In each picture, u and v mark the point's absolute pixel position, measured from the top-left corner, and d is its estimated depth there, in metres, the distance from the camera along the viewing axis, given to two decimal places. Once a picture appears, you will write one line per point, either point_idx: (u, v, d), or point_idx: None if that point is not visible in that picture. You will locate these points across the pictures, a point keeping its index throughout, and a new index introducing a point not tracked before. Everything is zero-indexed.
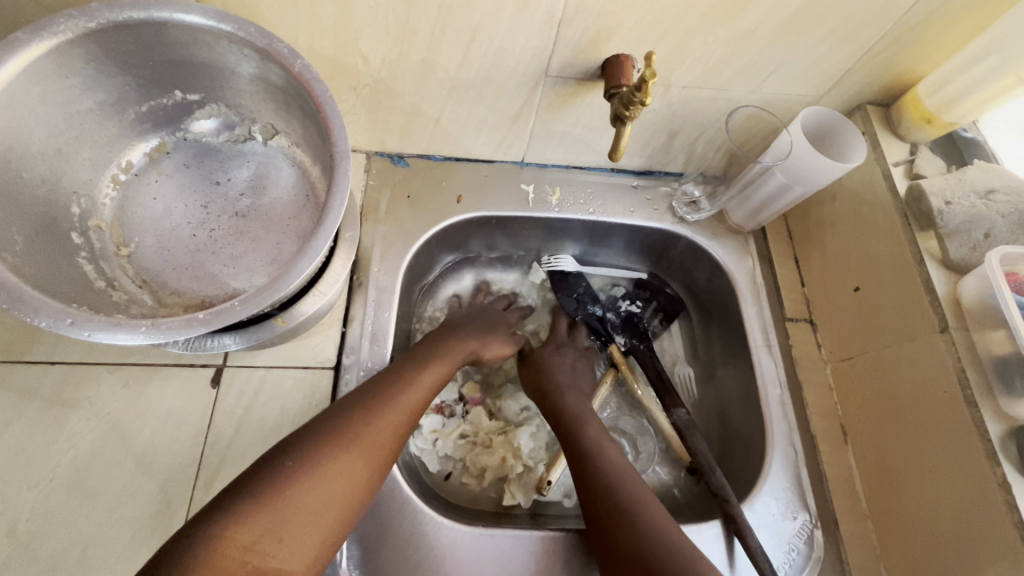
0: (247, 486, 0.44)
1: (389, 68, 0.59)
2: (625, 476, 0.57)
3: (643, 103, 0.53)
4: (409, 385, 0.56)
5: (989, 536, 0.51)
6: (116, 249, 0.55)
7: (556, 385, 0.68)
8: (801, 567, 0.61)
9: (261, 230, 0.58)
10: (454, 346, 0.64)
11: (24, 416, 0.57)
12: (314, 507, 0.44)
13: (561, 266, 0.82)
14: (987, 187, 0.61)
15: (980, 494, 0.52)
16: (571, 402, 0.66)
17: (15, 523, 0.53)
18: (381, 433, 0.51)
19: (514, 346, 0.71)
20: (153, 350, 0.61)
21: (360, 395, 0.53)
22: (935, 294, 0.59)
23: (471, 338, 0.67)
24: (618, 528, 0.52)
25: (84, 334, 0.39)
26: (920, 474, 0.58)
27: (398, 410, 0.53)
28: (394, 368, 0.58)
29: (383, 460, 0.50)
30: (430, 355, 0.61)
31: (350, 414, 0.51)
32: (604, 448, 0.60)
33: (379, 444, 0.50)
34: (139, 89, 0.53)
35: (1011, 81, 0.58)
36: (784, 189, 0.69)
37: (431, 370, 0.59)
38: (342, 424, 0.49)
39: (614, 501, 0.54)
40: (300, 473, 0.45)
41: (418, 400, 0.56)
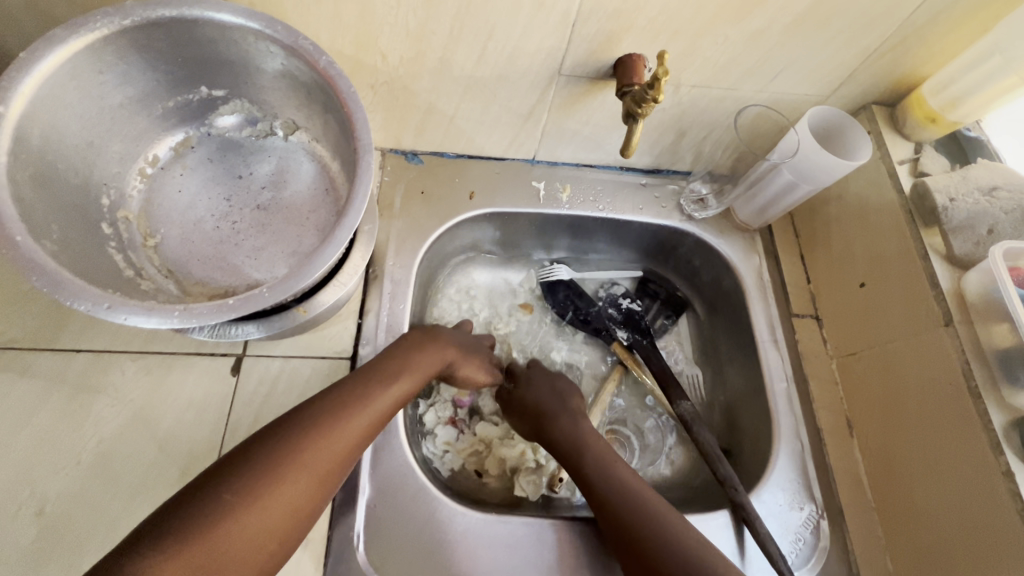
0: (181, 515, 0.42)
1: (407, 67, 0.61)
2: (642, 492, 0.57)
3: (654, 100, 0.55)
4: (360, 407, 0.53)
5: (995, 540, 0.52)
6: (144, 240, 0.57)
7: (541, 411, 0.66)
8: (807, 556, 0.63)
9: (282, 223, 0.60)
10: (421, 359, 0.61)
11: (51, 401, 0.58)
12: (242, 546, 0.43)
13: (555, 276, 0.83)
14: (991, 184, 0.63)
15: (992, 501, 0.53)
16: (566, 432, 0.63)
17: (44, 504, 0.55)
18: (327, 460, 0.49)
19: (491, 377, 0.69)
20: (175, 339, 0.63)
21: (305, 416, 0.50)
22: (938, 288, 0.60)
23: (442, 350, 0.64)
24: (642, 549, 0.53)
25: (121, 318, 0.41)
26: (929, 477, 0.59)
27: (349, 432, 0.51)
28: (354, 382, 0.55)
29: (322, 492, 0.49)
30: (395, 369, 0.58)
31: (294, 439, 0.48)
32: (615, 467, 0.59)
33: (320, 476, 0.48)
34: (167, 84, 0.55)
35: (1014, 80, 0.59)
36: (790, 186, 0.70)
37: (393, 389, 0.56)
38: (283, 453, 0.47)
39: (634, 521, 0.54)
40: (233, 510, 0.43)
41: (369, 423, 0.53)
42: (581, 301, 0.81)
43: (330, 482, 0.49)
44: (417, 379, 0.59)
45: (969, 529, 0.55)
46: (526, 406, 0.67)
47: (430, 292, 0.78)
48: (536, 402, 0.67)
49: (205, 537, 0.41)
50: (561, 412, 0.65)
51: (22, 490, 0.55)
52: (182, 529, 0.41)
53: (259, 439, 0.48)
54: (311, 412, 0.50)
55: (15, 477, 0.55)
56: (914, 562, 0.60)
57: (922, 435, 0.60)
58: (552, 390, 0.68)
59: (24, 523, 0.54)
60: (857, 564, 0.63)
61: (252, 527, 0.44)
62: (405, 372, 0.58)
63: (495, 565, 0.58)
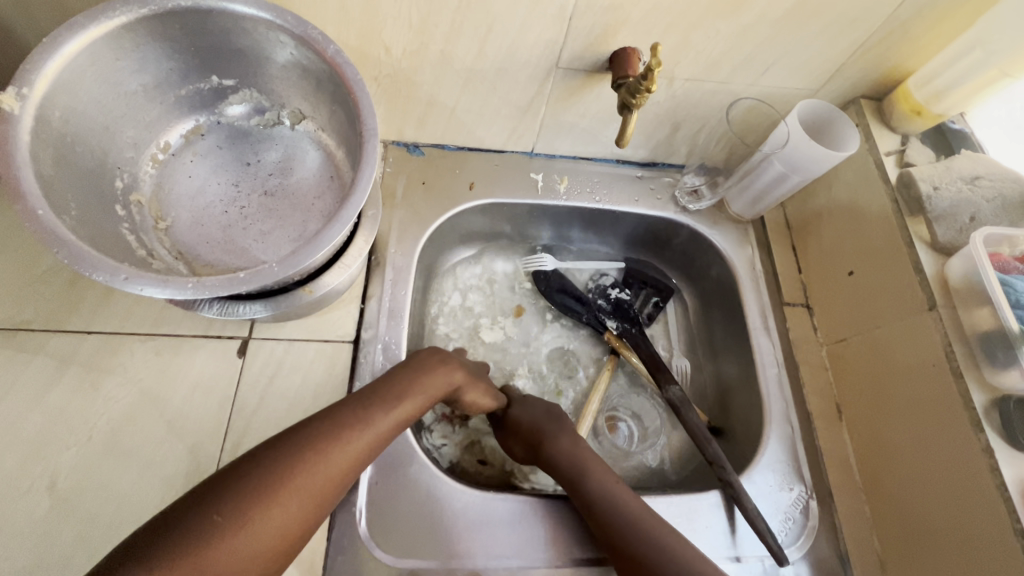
0: (163, 537, 0.38)
1: (409, 59, 0.63)
2: (642, 517, 0.55)
3: (648, 90, 0.57)
4: (359, 429, 0.49)
5: (991, 547, 0.52)
6: (155, 223, 0.59)
7: (536, 435, 0.62)
8: (797, 535, 0.64)
9: (289, 209, 0.62)
10: (427, 383, 0.57)
11: (62, 380, 0.60)
12: (225, 572, 0.39)
13: (542, 266, 0.84)
14: (972, 174, 0.65)
15: (982, 496, 0.54)
16: (559, 450, 0.61)
17: (56, 479, 0.56)
18: (324, 484, 0.46)
19: (497, 403, 0.66)
20: (183, 322, 0.65)
21: (302, 435, 0.47)
22: (923, 274, 0.62)
23: (449, 375, 0.60)
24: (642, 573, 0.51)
25: (138, 288, 0.43)
26: (924, 474, 0.59)
27: (350, 458, 0.48)
28: (357, 403, 0.52)
29: (314, 516, 0.45)
30: (399, 390, 0.55)
31: (289, 460, 0.44)
32: (615, 489, 0.57)
33: (314, 500, 0.45)
34: (180, 72, 0.58)
35: (994, 73, 0.62)
36: (781, 177, 0.73)
37: (397, 412, 0.53)
38: (277, 474, 0.43)
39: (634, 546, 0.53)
40: (222, 533, 0.40)
41: (368, 447, 0.50)
42: (569, 290, 0.82)
43: (322, 507, 0.46)
44: (420, 404, 0.56)
45: (975, 543, 0.54)
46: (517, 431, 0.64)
47: (430, 279, 0.80)
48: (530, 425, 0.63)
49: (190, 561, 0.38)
50: (552, 429, 0.63)
51: (34, 465, 0.56)
52: (165, 553, 0.37)
53: (251, 457, 0.44)
54: (308, 431, 0.47)
55: (27, 453, 0.57)
56: (905, 558, 0.61)
57: (930, 447, 0.59)
58: (547, 414, 0.65)
59: (36, 497, 0.55)
60: (846, 542, 0.65)
61: (239, 553, 0.40)
62: (408, 395, 0.55)
63: (492, 542, 0.59)
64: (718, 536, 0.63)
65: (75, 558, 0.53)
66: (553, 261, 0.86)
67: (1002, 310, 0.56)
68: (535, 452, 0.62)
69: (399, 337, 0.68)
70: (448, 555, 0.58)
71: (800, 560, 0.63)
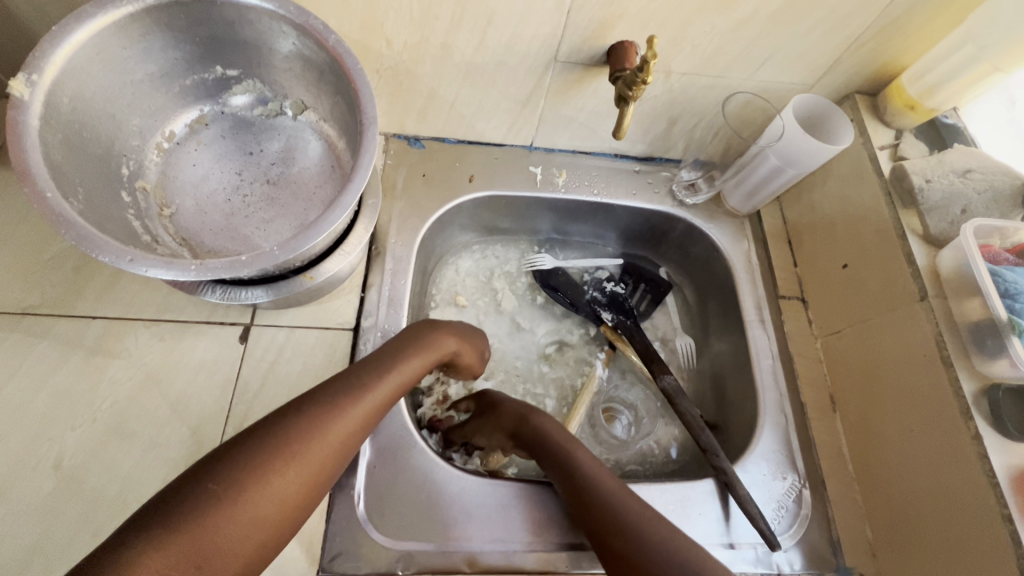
0: (165, 509, 0.39)
1: (410, 52, 0.64)
2: (616, 495, 0.54)
3: (644, 82, 0.58)
4: (356, 399, 0.50)
5: (982, 530, 0.53)
6: (159, 210, 0.61)
7: (513, 418, 0.63)
8: (789, 524, 0.65)
9: (291, 197, 0.63)
10: (426, 350, 0.59)
11: (68, 364, 0.61)
12: (228, 541, 0.40)
13: (541, 265, 0.86)
14: (965, 167, 0.66)
15: (969, 480, 0.54)
16: (538, 424, 0.61)
17: (61, 459, 0.57)
18: (322, 454, 0.46)
19: (482, 367, 0.69)
20: (187, 308, 0.66)
21: (300, 408, 0.47)
22: (915, 265, 0.63)
23: (445, 341, 0.62)
24: (609, 541, 0.50)
25: (143, 270, 0.44)
26: (913, 458, 0.60)
27: (346, 427, 0.48)
28: (352, 374, 0.52)
29: (316, 486, 0.46)
30: (392, 360, 0.55)
31: (288, 432, 0.45)
32: (596, 470, 0.57)
33: (313, 470, 0.46)
34: (186, 61, 0.59)
35: (986, 68, 0.63)
36: (777, 171, 0.74)
37: (391, 381, 0.53)
38: (275, 446, 0.44)
39: (604, 513, 0.52)
40: (219, 502, 0.40)
41: (366, 417, 0.50)
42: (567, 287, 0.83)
43: (322, 477, 0.46)
44: (416, 373, 0.57)
45: (970, 525, 0.54)
46: (495, 424, 0.64)
47: (428, 269, 0.81)
48: (508, 414, 0.63)
49: (189, 530, 0.39)
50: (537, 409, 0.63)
51: (41, 445, 0.57)
52: (165, 523, 0.38)
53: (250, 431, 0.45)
54: (305, 405, 0.47)
55: (32, 434, 0.58)
56: (895, 545, 0.62)
57: (920, 430, 0.60)
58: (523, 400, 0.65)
59: (41, 477, 0.56)
60: (838, 532, 0.65)
61: (240, 521, 0.41)
62: (405, 362, 0.56)
63: (488, 525, 0.60)
64: (711, 522, 0.64)
65: (79, 536, 0.54)
66: (552, 258, 0.88)
67: (990, 299, 0.57)
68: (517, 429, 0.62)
69: (398, 326, 0.69)
70: (445, 539, 0.59)
71: (792, 547, 0.64)
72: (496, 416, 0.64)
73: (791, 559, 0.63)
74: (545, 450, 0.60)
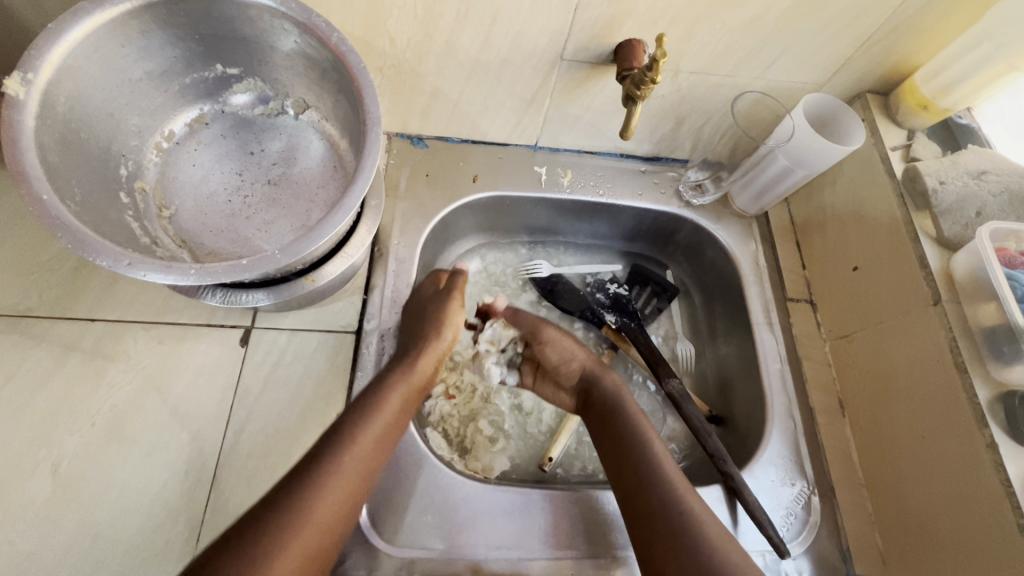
0: None
1: (414, 50, 0.63)
2: (665, 468, 0.57)
3: (653, 81, 0.57)
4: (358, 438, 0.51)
5: (989, 526, 0.52)
6: (159, 212, 0.60)
7: (593, 364, 0.68)
8: (798, 531, 0.64)
9: (292, 198, 0.62)
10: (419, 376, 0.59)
11: (65, 367, 0.60)
12: None
13: (538, 273, 0.84)
14: (980, 168, 0.66)
15: (982, 489, 0.53)
16: (608, 381, 0.66)
17: (59, 464, 0.56)
18: (336, 497, 0.48)
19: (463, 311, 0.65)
20: (187, 310, 0.65)
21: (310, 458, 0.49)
22: (928, 268, 0.62)
23: (428, 359, 0.60)
24: (654, 517, 0.54)
25: (141, 274, 0.43)
26: (922, 462, 0.60)
27: (355, 463, 0.50)
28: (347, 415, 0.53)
29: (344, 515, 0.48)
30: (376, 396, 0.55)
31: (308, 476, 0.48)
32: (654, 443, 0.59)
33: (333, 509, 0.48)
34: (185, 60, 0.58)
35: (1003, 67, 0.62)
36: (786, 171, 0.72)
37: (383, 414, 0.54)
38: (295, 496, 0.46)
39: (653, 487, 0.55)
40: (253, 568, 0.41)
41: (376, 443, 0.53)
42: (569, 290, 0.82)
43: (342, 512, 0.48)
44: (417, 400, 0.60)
45: (979, 521, 0.53)
46: (571, 355, 0.68)
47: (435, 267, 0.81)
48: (589, 357, 0.68)
49: None
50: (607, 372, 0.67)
51: (38, 450, 0.56)
52: None
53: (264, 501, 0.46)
54: (311, 461, 0.49)
55: (29, 438, 0.57)
56: (906, 551, 0.61)
57: (931, 437, 0.59)
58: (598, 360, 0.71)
59: (39, 482, 0.55)
60: (847, 538, 0.64)
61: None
62: (402, 386, 0.57)
63: (492, 532, 0.59)
64: None
65: (77, 543, 0.53)
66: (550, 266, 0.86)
67: (1007, 304, 0.56)
68: (588, 382, 0.67)
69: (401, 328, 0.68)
70: (448, 545, 0.58)
71: (801, 554, 0.63)
72: (575, 349, 0.68)
73: (800, 566, 0.62)
74: (606, 412, 0.64)
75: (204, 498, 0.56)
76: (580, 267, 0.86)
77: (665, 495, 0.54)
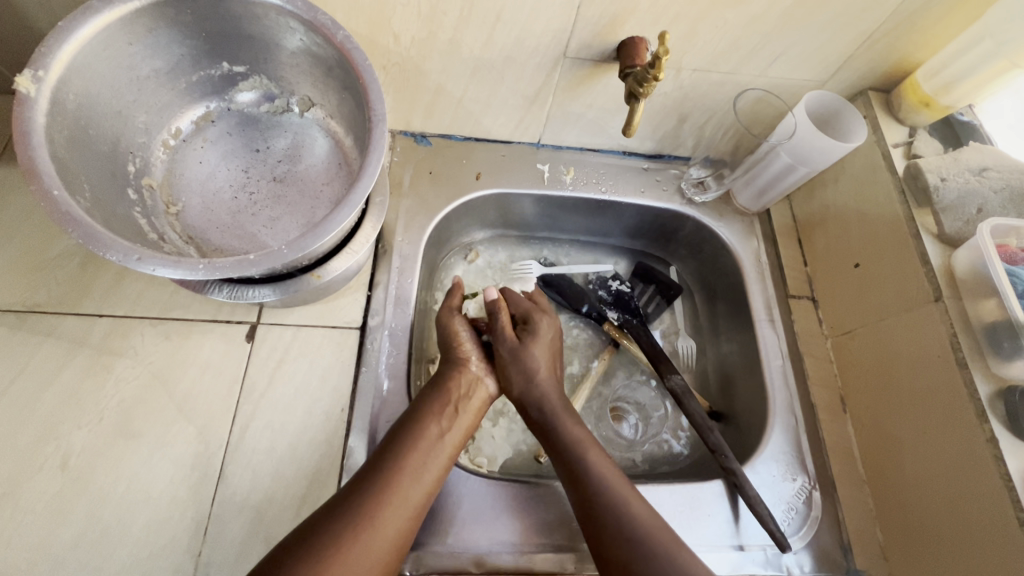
0: None
1: (418, 48, 0.64)
2: (618, 494, 0.56)
3: (656, 79, 0.57)
4: (407, 466, 0.54)
5: (988, 526, 0.53)
6: (166, 208, 0.60)
7: (531, 389, 0.63)
8: (799, 526, 0.64)
9: (297, 195, 0.63)
10: (465, 380, 0.63)
11: (74, 362, 0.61)
12: None
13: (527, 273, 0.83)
14: (981, 165, 0.66)
15: (983, 485, 0.54)
16: (540, 404, 0.63)
17: (67, 457, 0.57)
18: (390, 523, 0.51)
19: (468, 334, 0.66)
20: (193, 307, 0.66)
21: (373, 463, 0.55)
22: (930, 265, 0.62)
23: (469, 365, 0.64)
24: (602, 542, 0.54)
25: (150, 269, 0.44)
26: (923, 460, 0.60)
27: (405, 490, 0.53)
28: (394, 443, 0.56)
29: (404, 536, 0.52)
30: (418, 423, 0.57)
31: (356, 506, 0.50)
32: (603, 470, 0.58)
33: (412, 504, 0.53)
34: (192, 58, 0.59)
35: (1004, 64, 0.62)
36: (788, 169, 0.73)
37: (428, 440, 0.57)
38: (366, 495, 0.52)
39: (599, 513, 0.55)
40: None
41: (434, 457, 0.56)
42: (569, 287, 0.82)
43: (421, 503, 0.54)
44: (479, 401, 0.64)
45: (979, 526, 0.54)
46: (507, 369, 0.65)
47: (442, 256, 0.82)
48: (525, 376, 0.64)
49: None
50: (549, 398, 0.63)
51: (47, 443, 0.57)
52: None
53: (315, 528, 0.49)
54: (361, 487, 0.52)
55: (39, 432, 0.57)
56: (907, 549, 0.61)
57: (933, 434, 0.59)
58: (552, 379, 0.65)
59: (48, 475, 0.56)
60: (848, 534, 0.65)
61: None
62: (450, 389, 0.61)
63: (494, 526, 0.60)
64: (721, 524, 0.64)
65: (87, 535, 0.54)
66: (542, 265, 0.85)
67: (1007, 300, 0.57)
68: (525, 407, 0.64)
69: (405, 325, 0.68)
70: (452, 539, 0.59)
71: (803, 549, 0.63)
72: (513, 364, 0.64)
73: (801, 561, 0.63)
74: (546, 436, 0.62)
75: (211, 492, 0.57)
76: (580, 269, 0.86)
77: (617, 519, 0.54)
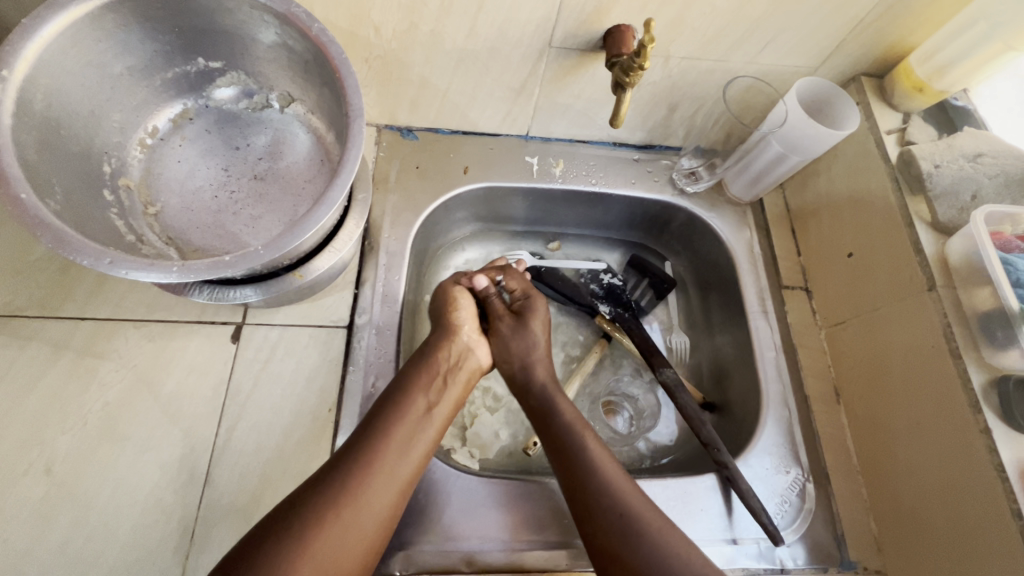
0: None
1: (399, 40, 0.62)
2: (614, 480, 0.55)
3: (642, 68, 0.56)
4: (395, 437, 0.54)
5: (979, 499, 0.53)
6: (144, 209, 0.59)
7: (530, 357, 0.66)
8: (792, 519, 0.64)
9: (279, 192, 0.62)
10: (455, 349, 0.64)
11: (56, 367, 0.60)
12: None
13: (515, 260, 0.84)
14: (975, 151, 0.65)
15: (974, 465, 0.53)
16: (538, 379, 0.65)
17: (51, 464, 0.56)
18: (377, 494, 0.51)
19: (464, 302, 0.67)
20: (177, 308, 0.65)
21: (361, 436, 0.54)
22: (923, 253, 0.61)
23: (460, 333, 0.65)
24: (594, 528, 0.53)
25: (122, 273, 0.43)
26: (918, 445, 0.60)
27: (393, 461, 0.53)
28: (383, 411, 0.55)
29: (392, 507, 0.51)
30: (405, 390, 0.57)
31: (340, 481, 0.50)
32: (590, 444, 0.58)
33: (399, 480, 0.53)
34: (165, 54, 0.57)
35: (1000, 47, 0.60)
36: (780, 157, 0.71)
37: (414, 408, 0.56)
38: (354, 467, 0.51)
39: (589, 492, 0.55)
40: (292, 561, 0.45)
41: (420, 427, 0.56)
42: (559, 281, 0.81)
43: (410, 478, 0.53)
44: (469, 370, 0.64)
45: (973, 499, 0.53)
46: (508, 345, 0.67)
47: (431, 255, 0.82)
48: (527, 350, 0.66)
49: None
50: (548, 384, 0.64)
51: (30, 450, 0.56)
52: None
53: (295, 500, 0.49)
54: (346, 461, 0.51)
55: (21, 438, 0.57)
56: (899, 536, 0.61)
57: (926, 421, 0.59)
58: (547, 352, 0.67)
59: (33, 481, 0.55)
60: (842, 527, 0.64)
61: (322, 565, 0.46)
62: (440, 357, 0.62)
63: (484, 524, 0.59)
64: (713, 518, 0.63)
65: (73, 540, 0.54)
66: (532, 256, 0.86)
67: (1001, 289, 0.55)
68: (521, 384, 0.65)
69: (392, 323, 0.67)
70: (443, 537, 0.58)
71: (796, 542, 0.63)
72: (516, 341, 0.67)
73: (794, 554, 0.62)
74: (540, 418, 0.62)
75: (198, 495, 0.56)
76: (569, 262, 0.86)
77: (613, 503, 0.53)
